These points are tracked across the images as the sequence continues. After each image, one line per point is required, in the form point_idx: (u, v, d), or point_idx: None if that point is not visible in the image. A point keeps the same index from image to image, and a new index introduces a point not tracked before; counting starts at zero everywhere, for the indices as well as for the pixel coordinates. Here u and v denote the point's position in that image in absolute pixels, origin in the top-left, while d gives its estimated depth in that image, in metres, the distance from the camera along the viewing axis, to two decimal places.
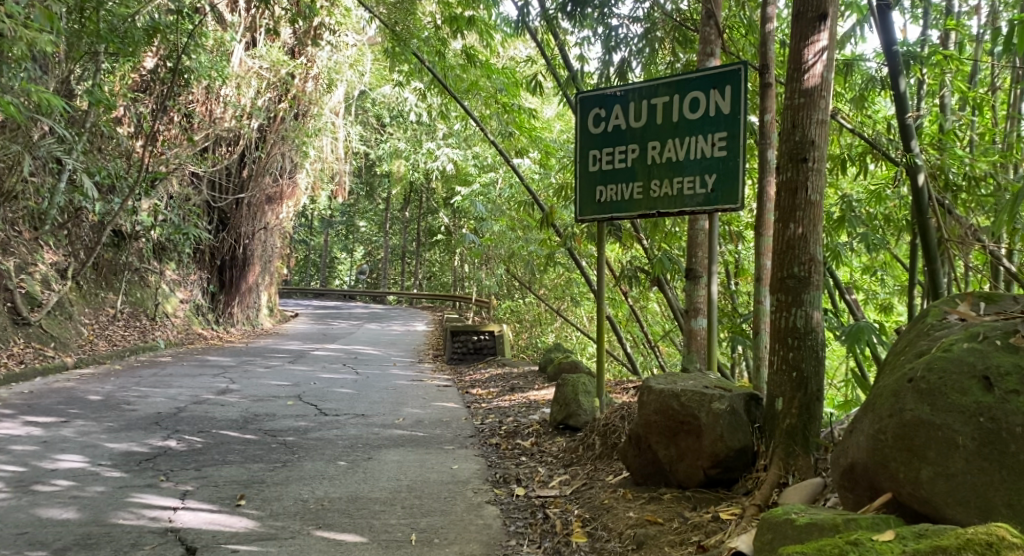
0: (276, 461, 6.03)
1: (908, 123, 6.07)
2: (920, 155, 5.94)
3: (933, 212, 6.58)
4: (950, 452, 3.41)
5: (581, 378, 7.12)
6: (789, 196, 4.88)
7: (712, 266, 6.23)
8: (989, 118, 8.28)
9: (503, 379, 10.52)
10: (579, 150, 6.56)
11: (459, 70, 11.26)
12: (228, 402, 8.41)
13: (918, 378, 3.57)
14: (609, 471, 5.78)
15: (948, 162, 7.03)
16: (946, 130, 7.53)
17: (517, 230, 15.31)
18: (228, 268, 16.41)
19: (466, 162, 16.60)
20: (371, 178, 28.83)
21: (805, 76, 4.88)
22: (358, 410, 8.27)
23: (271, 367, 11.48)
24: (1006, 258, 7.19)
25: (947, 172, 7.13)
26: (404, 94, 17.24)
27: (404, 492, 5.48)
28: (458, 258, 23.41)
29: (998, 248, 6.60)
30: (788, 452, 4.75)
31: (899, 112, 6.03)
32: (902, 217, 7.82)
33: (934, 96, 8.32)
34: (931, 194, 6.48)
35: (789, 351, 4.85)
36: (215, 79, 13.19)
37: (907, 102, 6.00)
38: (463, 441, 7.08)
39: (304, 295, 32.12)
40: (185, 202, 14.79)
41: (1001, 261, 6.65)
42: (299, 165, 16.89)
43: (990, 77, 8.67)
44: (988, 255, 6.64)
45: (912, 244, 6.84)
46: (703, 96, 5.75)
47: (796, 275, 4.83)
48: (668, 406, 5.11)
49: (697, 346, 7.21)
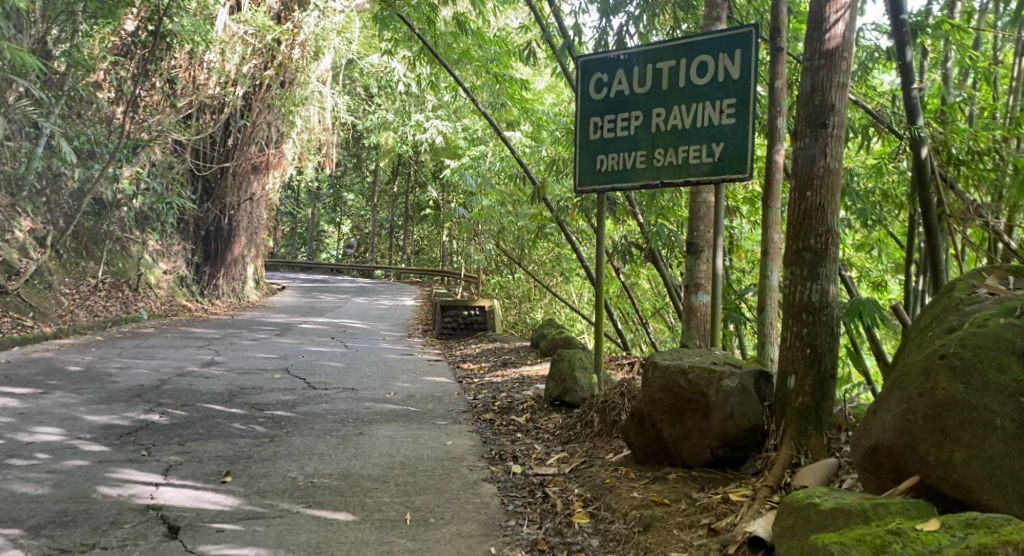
0: (264, 436, 5.79)
1: (914, 95, 5.77)
2: (925, 129, 5.65)
3: (934, 187, 6.31)
4: (986, 434, 3.24)
5: (578, 353, 6.90)
6: (806, 162, 4.65)
7: (717, 240, 6.00)
8: (993, 90, 8.04)
9: (494, 354, 10.30)
10: (579, 117, 6.27)
11: (449, 37, 10.89)
12: (213, 374, 8.16)
13: (951, 355, 3.39)
14: (609, 449, 5.56)
15: (952, 136, 6.74)
16: (949, 103, 7.29)
17: (507, 204, 15.02)
18: (213, 239, 16.11)
19: (455, 134, 16.33)
20: (358, 150, 28.41)
21: (826, 35, 4.64)
22: (348, 384, 8.03)
23: (259, 340, 11.21)
24: (1006, 235, 6.97)
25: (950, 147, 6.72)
26: (392, 64, 16.90)
27: (397, 469, 5.25)
28: (446, 233, 23.15)
29: (999, 225, 6.35)
30: (800, 432, 4.55)
31: (904, 84, 5.75)
32: (901, 193, 7.60)
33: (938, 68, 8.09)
34: (934, 167, 6.21)
35: (803, 327, 4.63)
36: (199, 44, 12.76)
37: (912, 73, 5.71)
38: (456, 417, 6.85)
39: (290, 269, 31.76)
40: (169, 171, 14.30)
41: (1002, 239, 6.41)
42: (286, 135, 16.47)
43: (994, 50, 8.44)
44: (988, 231, 6.41)
45: (910, 219, 6.58)
46: (711, 60, 5.48)
47: (813, 247, 4.61)
48: (675, 383, 4.88)
49: (696, 323, 6.97)
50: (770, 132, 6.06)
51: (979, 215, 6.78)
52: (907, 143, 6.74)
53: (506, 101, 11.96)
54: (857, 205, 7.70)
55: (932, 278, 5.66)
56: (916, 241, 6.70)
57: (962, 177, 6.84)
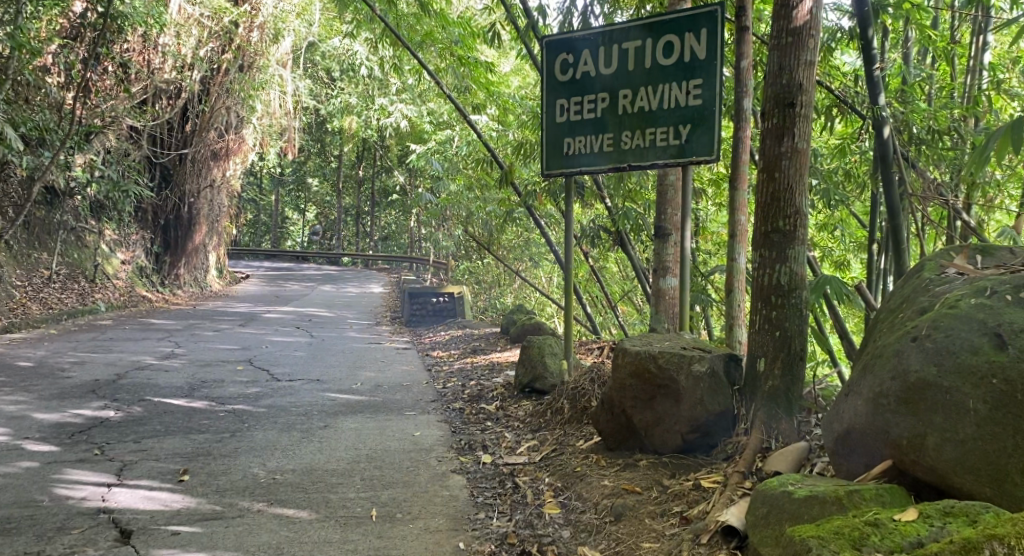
0: (224, 432, 5.62)
1: (875, 75, 5.73)
2: (886, 109, 5.61)
3: (895, 164, 6.28)
4: (958, 417, 3.18)
5: (547, 339, 6.78)
6: (774, 142, 4.59)
7: (683, 223, 5.90)
8: (953, 69, 8.01)
9: (463, 341, 10.17)
10: (545, 99, 6.13)
11: (412, 19, 10.73)
12: (172, 367, 7.96)
13: (923, 337, 3.35)
14: (579, 436, 5.47)
15: (913, 116, 6.71)
16: (909, 83, 7.26)
17: (475, 190, 14.83)
18: (172, 228, 15.77)
19: (420, 118, 16.16)
20: (322, 135, 28.04)
21: (794, 12, 4.57)
22: (314, 375, 7.86)
23: (220, 331, 10.98)
24: (964, 213, 6.99)
25: (911, 127, 6.70)
26: (355, 47, 16.64)
27: (363, 462, 5.12)
28: (414, 218, 22.94)
29: (958, 203, 6.36)
30: (771, 416, 4.50)
31: (865, 64, 5.70)
32: (862, 174, 7.61)
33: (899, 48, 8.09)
34: (895, 145, 6.18)
35: (772, 310, 4.58)
36: (152, 27, 12.37)
37: (873, 53, 5.67)
38: (424, 406, 6.73)
39: (255, 258, 31.36)
40: (124, 158, 13.90)
41: (961, 216, 6.42)
42: (246, 120, 16.11)
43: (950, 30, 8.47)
44: (949, 210, 6.38)
45: (872, 198, 6.55)
46: (677, 39, 5.37)
47: (781, 229, 4.55)
48: (644, 369, 4.79)
49: (665, 306, 6.88)
50: (737, 113, 5.93)
51: (939, 194, 6.78)
52: (869, 124, 6.71)
53: (470, 84, 11.77)
54: (821, 185, 7.67)
55: (893, 257, 5.64)
56: (877, 220, 6.68)
57: (922, 156, 6.82)
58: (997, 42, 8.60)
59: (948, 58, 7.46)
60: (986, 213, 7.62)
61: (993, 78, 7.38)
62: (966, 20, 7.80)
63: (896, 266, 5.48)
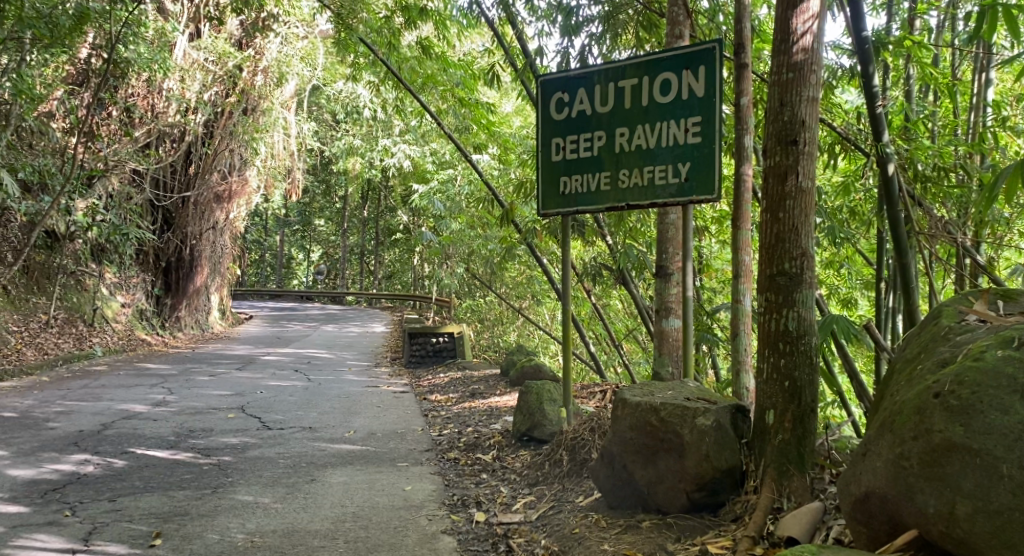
0: (206, 488, 5.35)
1: (879, 112, 5.48)
2: (891, 146, 5.39)
3: (900, 203, 6.06)
4: (991, 483, 2.93)
5: (546, 385, 6.46)
6: (777, 182, 4.37)
7: (684, 262, 5.64)
8: (956, 106, 7.80)
9: (462, 383, 9.86)
10: (540, 138, 5.90)
11: (414, 62, 10.60)
12: (161, 416, 7.67)
13: (947, 393, 3.09)
14: (579, 491, 5.17)
15: (918, 153, 6.45)
16: (914, 119, 7.01)
17: (478, 228, 14.56)
18: (174, 269, 15.54)
19: (423, 159, 16.04)
20: (327, 176, 28.05)
21: (794, 47, 4.37)
22: (306, 423, 7.57)
23: (215, 375, 10.70)
24: (975, 250, 6.71)
25: (916, 163, 6.44)
26: (358, 90, 16.56)
27: (349, 522, 4.85)
28: (417, 257, 22.73)
29: (968, 241, 6.10)
30: (781, 473, 4.22)
31: (868, 101, 5.46)
32: (868, 212, 7.35)
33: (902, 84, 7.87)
34: (901, 183, 5.93)
35: (780, 358, 4.32)
36: (157, 72, 12.19)
37: (876, 90, 5.45)
38: (417, 457, 6.42)
39: (259, 298, 31.16)
40: (126, 201, 13.71)
41: (971, 254, 6.15)
42: (249, 161, 15.95)
43: (952, 65, 8.26)
44: (960, 249, 6.11)
45: (878, 237, 6.31)
46: (674, 77, 5.19)
47: (787, 271, 4.31)
48: (647, 422, 4.54)
49: (669, 348, 6.58)
50: (737, 151, 5.72)
51: (947, 232, 6.54)
52: (873, 160, 6.47)
53: (472, 124, 11.62)
54: (825, 224, 7.37)
55: (903, 299, 5.36)
56: (885, 260, 6.40)
57: (928, 193, 6.59)
58: (999, 79, 8.40)
59: (951, 94, 7.26)
60: (996, 250, 7.37)
61: (998, 114, 7.17)
62: (968, 56, 7.60)
63: (907, 307, 5.24)
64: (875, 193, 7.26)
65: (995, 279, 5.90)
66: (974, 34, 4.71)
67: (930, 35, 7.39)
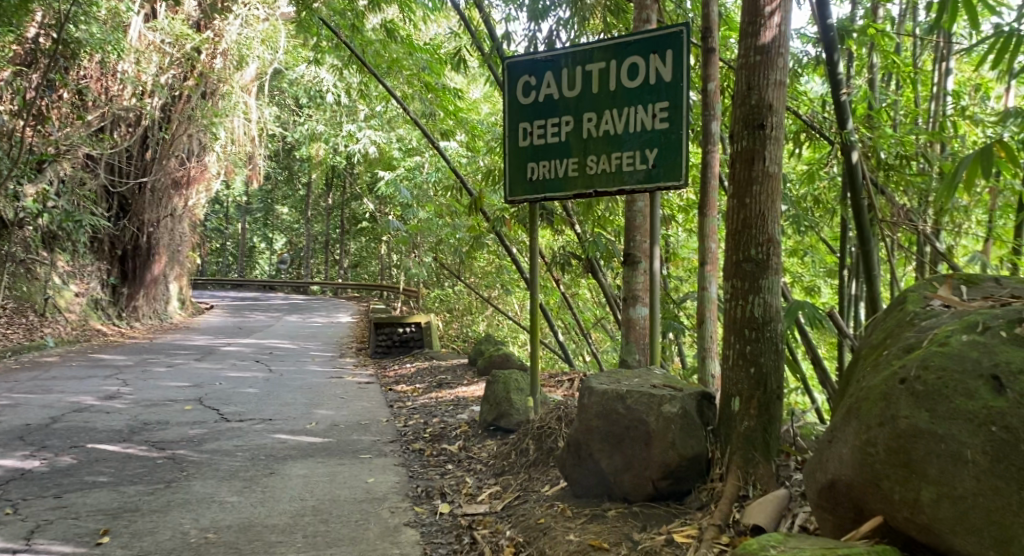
0: (159, 483, 5.20)
1: (842, 100, 5.47)
2: (854, 133, 5.37)
3: (863, 191, 6.08)
4: (955, 470, 2.90)
5: (514, 374, 6.41)
6: (744, 167, 4.32)
7: (651, 249, 5.60)
8: (918, 95, 7.82)
9: (429, 374, 9.75)
10: (507, 122, 5.79)
11: (378, 45, 10.38)
12: (114, 409, 7.47)
13: (913, 379, 3.06)
14: (545, 481, 5.10)
15: (881, 141, 6.43)
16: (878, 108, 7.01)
17: (444, 217, 14.42)
18: (130, 258, 15.14)
19: (390, 145, 15.82)
20: (290, 162, 27.66)
21: (761, 30, 4.32)
22: (266, 415, 7.41)
23: (173, 366, 10.47)
24: (935, 238, 6.76)
25: (879, 152, 6.44)
26: (322, 74, 16.31)
27: (308, 515, 4.74)
28: (384, 246, 22.52)
29: (929, 229, 6.13)
30: (747, 460, 4.18)
31: (832, 89, 5.45)
32: (831, 201, 7.35)
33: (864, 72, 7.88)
34: (864, 171, 5.92)
35: (746, 345, 4.28)
36: (110, 54, 11.84)
37: (840, 78, 5.43)
38: (381, 448, 6.32)
39: (221, 287, 30.70)
40: (79, 187, 13.27)
41: (932, 242, 6.17)
42: (208, 147, 15.71)
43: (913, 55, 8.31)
44: (921, 237, 6.13)
45: (841, 225, 6.33)
46: (641, 62, 5.12)
47: (754, 258, 4.27)
48: (613, 410, 4.49)
49: (636, 337, 6.54)
50: (704, 137, 5.68)
51: (908, 220, 6.56)
52: (836, 149, 6.47)
53: (438, 111, 11.50)
54: (788, 213, 7.37)
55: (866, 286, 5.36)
56: (847, 248, 6.41)
57: (890, 181, 6.60)
58: (959, 70, 8.47)
59: (913, 83, 7.27)
60: (955, 239, 7.44)
61: (958, 104, 7.21)
62: (928, 45, 7.61)
63: (868, 295, 5.26)
64: (838, 181, 7.28)
65: (954, 268, 5.94)
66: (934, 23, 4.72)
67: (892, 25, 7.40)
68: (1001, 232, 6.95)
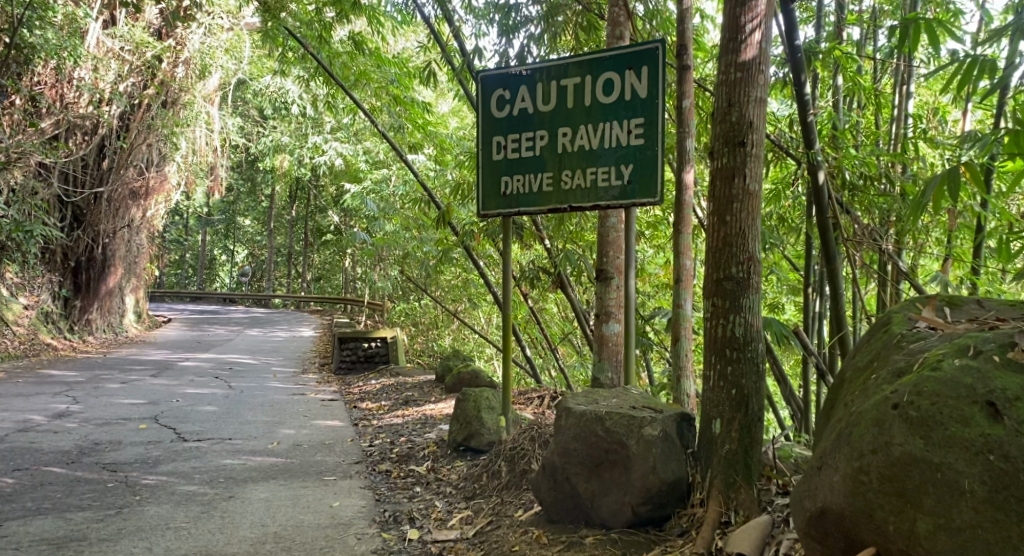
0: (109, 508, 4.95)
1: (810, 122, 5.45)
2: (822, 154, 5.34)
3: (829, 210, 6.03)
4: (953, 500, 2.82)
5: (485, 392, 6.24)
6: (724, 184, 4.23)
7: (625, 266, 5.49)
8: (879, 117, 7.86)
9: (395, 390, 9.54)
10: (480, 136, 5.63)
11: (346, 57, 10.16)
12: (64, 428, 7.15)
13: (905, 405, 2.97)
14: (518, 505, 4.94)
15: (849, 160, 6.35)
16: (843, 128, 7.00)
17: (412, 230, 14.22)
18: (84, 269, 14.68)
19: (356, 157, 15.59)
20: (253, 174, 27.25)
21: (742, 46, 4.24)
22: (226, 434, 7.15)
23: (127, 382, 10.12)
24: (897, 258, 6.77)
25: (844, 171, 6.35)
26: (287, 85, 16.06)
27: (269, 543, 4.53)
28: (349, 259, 22.20)
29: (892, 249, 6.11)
30: (728, 484, 4.07)
31: (799, 110, 5.44)
32: (795, 220, 7.29)
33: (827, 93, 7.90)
34: (830, 191, 5.85)
35: (727, 365, 4.18)
36: (66, 61, 11.50)
37: (807, 100, 5.43)
38: (346, 470, 6.10)
39: (178, 299, 30.08)
40: (30, 196, 12.74)
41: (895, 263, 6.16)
42: (168, 157, 15.36)
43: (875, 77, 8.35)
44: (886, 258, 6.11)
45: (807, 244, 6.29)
46: (617, 77, 5.04)
47: (734, 276, 4.17)
48: (592, 432, 4.35)
49: (609, 354, 6.41)
50: (678, 155, 5.60)
51: (873, 239, 6.55)
52: (802, 168, 6.37)
53: (406, 124, 11.34)
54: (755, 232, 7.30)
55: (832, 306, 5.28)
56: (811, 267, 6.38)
57: (856, 202, 6.55)
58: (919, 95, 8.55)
59: (877, 105, 7.29)
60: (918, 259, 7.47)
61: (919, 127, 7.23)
62: (889, 68, 7.65)
63: (832, 314, 5.22)
64: (803, 201, 7.27)
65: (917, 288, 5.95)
66: (897, 49, 4.76)
67: (856, 47, 7.42)
68: (961, 253, 6.99)
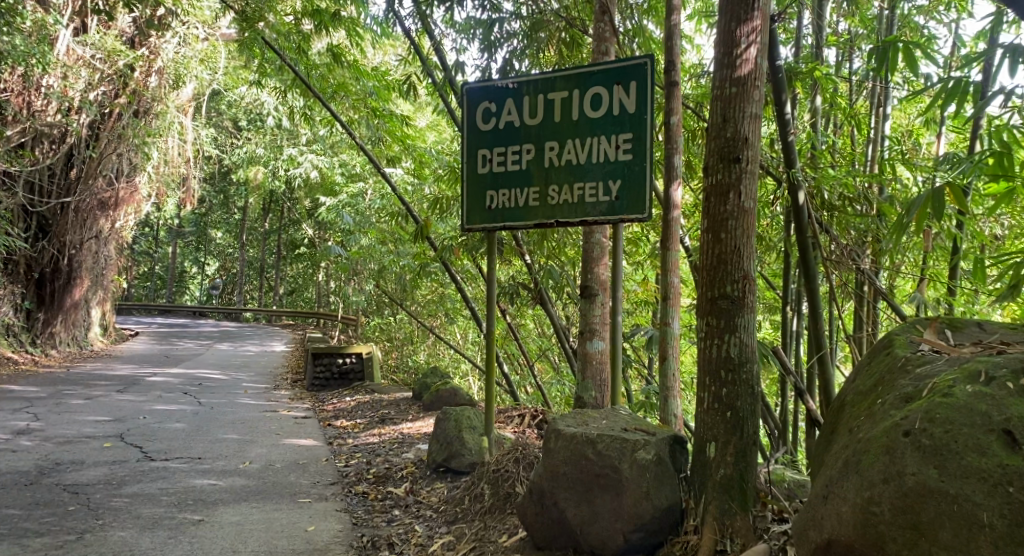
0: (71, 534, 4.70)
1: (790, 142, 5.33)
2: (802, 173, 5.24)
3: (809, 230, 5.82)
4: (971, 534, 2.73)
5: (466, 411, 6.04)
6: (717, 200, 4.10)
7: (612, 283, 5.35)
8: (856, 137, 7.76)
9: (370, 408, 9.30)
10: (464, 149, 5.47)
11: (325, 70, 10.00)
12: (23, 447, 6.85)
13: (918, 432, 2.89)
14: (502, 530, 4.75)
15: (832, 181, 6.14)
16: (821, 148, 6.91)
17: (388, 244, 13.97)
18: (48, 281, 14.30)
19: (332, 170, 15.35)
20: (225, 187, 26.84)
21: (738, 61, 4.13)
22: (194, 453, 6.89)
23: (92, 398, 9.78)
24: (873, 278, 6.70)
25: (823, 191, 6.12)
26: (263, 96, 15.80)
27: None
28: (322, 273, 21.87)
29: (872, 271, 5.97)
30: (723, 511, 3.92)
31: (781, 130, 5.33)
32: (774, 239, 7.04)
33: (805, 112, 7.80)
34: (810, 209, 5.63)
35: (722, 387, 4.04)
36: (34, 69, 11.16)
37: (789, 119, 5.33)
38: (321, 492, 5.88)
39: (147, 312, 29.48)
40: None
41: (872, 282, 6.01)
42: (139, 167, 15.07)
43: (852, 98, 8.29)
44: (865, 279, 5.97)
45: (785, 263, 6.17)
46: (605, 92, 4.91)
47: (730, 295, 4.03)
48: (582, 455, 4.20)
49: (592, 372, 6.22)
50: (666, 171, 5.47)
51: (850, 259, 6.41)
52: (781, 187, 6.12)
53: (385, 137, 11.13)
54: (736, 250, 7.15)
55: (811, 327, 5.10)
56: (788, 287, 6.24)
57: (833, 222, 6.27)
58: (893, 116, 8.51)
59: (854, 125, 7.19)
60: (896, 279, 7.39)
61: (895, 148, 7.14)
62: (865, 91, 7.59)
63: (812, 333, 5.10)
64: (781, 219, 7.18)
65: (895, 309, 5.85)
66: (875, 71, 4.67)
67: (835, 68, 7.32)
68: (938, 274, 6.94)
